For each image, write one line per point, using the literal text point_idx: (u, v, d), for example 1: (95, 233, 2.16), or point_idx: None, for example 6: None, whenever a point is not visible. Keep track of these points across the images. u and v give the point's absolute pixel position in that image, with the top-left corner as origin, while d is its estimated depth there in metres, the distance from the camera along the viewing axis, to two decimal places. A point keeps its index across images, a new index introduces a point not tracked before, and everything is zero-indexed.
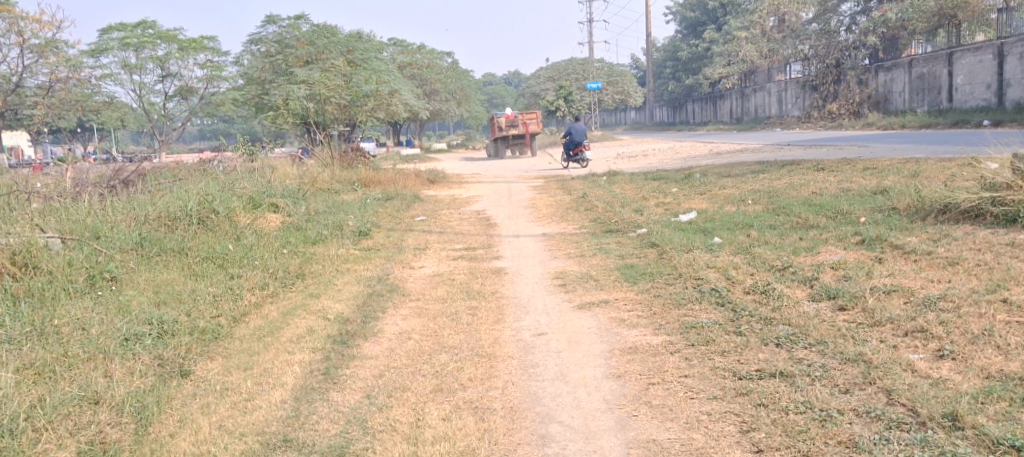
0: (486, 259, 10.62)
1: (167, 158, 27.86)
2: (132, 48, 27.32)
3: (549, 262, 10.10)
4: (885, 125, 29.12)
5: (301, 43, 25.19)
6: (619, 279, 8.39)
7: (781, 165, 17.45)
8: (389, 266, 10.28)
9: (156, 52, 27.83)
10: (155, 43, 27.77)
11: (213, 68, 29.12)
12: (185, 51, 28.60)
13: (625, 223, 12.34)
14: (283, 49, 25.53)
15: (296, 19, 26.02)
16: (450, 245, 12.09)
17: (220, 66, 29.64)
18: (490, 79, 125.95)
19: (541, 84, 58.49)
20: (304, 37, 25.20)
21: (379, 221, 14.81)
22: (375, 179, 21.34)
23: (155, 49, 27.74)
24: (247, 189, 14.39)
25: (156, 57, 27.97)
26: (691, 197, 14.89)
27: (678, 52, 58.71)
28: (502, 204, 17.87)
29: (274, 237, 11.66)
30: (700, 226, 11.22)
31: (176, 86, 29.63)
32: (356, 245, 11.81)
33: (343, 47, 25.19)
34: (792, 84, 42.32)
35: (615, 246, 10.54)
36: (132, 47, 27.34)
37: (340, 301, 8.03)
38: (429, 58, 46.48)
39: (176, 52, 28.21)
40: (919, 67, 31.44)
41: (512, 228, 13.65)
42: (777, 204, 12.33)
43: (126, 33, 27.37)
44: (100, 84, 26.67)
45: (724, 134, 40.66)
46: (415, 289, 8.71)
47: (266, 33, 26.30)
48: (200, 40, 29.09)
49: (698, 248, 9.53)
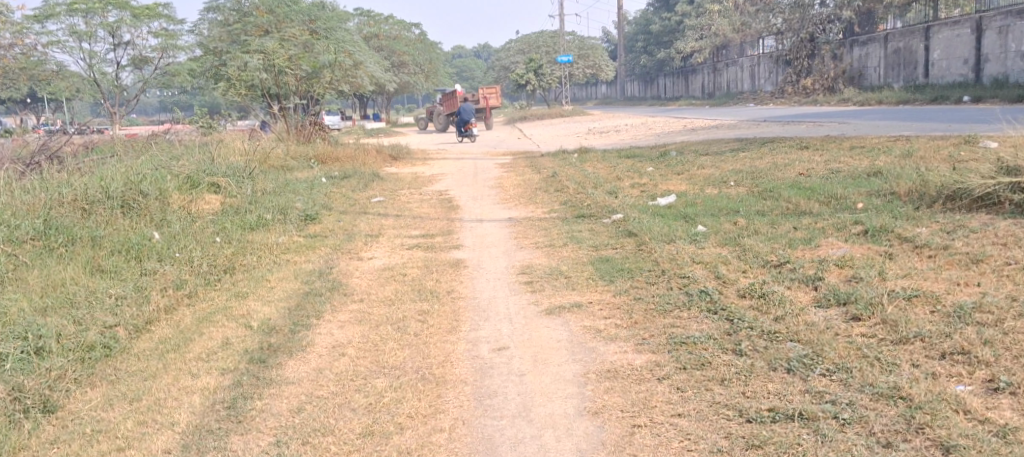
0: (444, 250, 9.53)
1: (118, 131, 26.44)
2: (82, 14, 25.78)
3: (514, 253, 9.03)
4: (861, 100, 28.22)
5: (260, 12, 23.16)
6: (593, 276, 7.34)
7: (761, 143, 16.47)
8: (332, 256, 9.18)
9: (106, 18, 26.18)
10: (107, 10, 26.13)
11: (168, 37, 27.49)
12: (138, 18, 27.00)
13: (598, 207, 11.31)
14: (242, 18, 23.82)
15: None
16: (405, 232, 10.99)
17: (176, 35, 28.04)
18: (460, 53, 124.11)
19: (511, 57, 57.15)
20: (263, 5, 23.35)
21: (331, 202, 13.66)
22: (334, 156, 20.10)
23: (106, 17, 26.20)
24: (187, 167, 13.18)
25: (107, 25, 26.33)
26: (668, 178, 13.90)
27: (651, 25, 57.55)
28: (467, 183, 16.80)
29: (208, 222, 10.51)
30: (680, 212, 10.21)
31: (129, 55, 27.98)
32: (299, 232, 10.66)
33: (307, 17, 23.33)
34: (766, 58, 41.42)
35: (589, 234, 9.51)
36: (82, 13, 25.79)
37: (270, 303, 6.96)
38: (396, 29, 45.04)
39: (128, 19, 26.55)
40: (895, 41, 30.62)
41: (474, 212, 12.55)
42: (764, 187, 11.32)
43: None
44: (47, 53, 25.08)
45: (697, 109, 39.64)
46: (359, 287, 7.61)
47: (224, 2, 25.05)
48: (154, 7, 27.43)
49: (680, 239, 8.49)
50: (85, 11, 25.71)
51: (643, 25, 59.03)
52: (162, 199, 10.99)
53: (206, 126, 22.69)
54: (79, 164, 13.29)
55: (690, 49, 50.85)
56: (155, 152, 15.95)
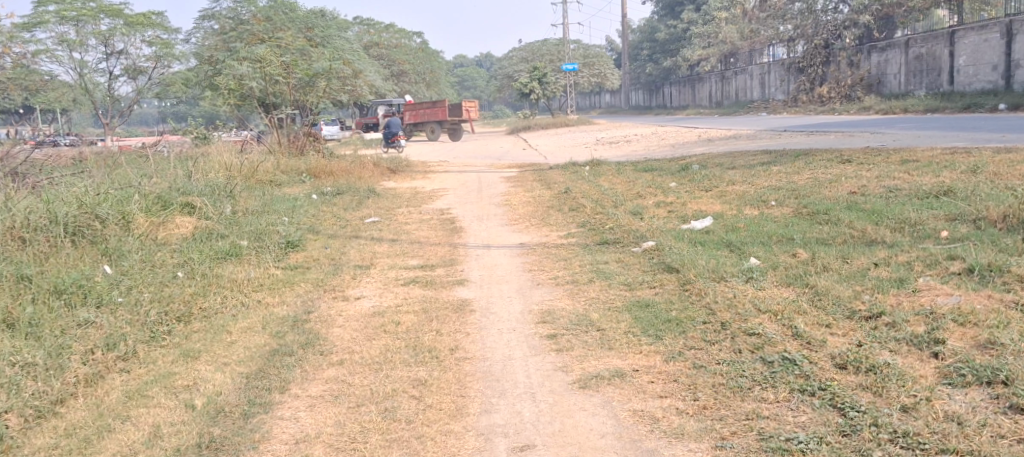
0: (445, 287, 8.03)
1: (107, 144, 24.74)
2: (73, 23, 24.26)
3: (528, 292, 7.55)
4: (884, 108, 26.65)
5: (256, 19, 22.14)
6: (632, 329, 5.87)
7: (793, 156, 14.92)
8: (311, 296, 7.68)
9: (98, 27, 24.62)
10: (98, 18, 24.55)
11: (163, 45, 25.95)
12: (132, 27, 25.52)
13: (623, 231, 9.84)
14: (238, 26, 22.84)
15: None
16: (400, 262, 9.46)
17: (171, 44, 26.32)
18: (462, 62, 122.48)
19: (514, 65, 55.67)
20: (259, 12, 22.32)
21: (321, 223, 12.21)
22: (327, 169, 18.46)
23: (98, 25, 24.70)
24: (160, 185, 11.70)
25: (99, 33, 24.75)
26: (695, 195, 12.44)
27: (656, 32, 56.05)
28: (472, 200, 15.40)
29: (172, 251, 9.05)
30: (723, 239, 8.73)
31: (121, 65, 26.37)
32: (278, 263, 9.16)
33: (303, 24, 22.33)
34: (777, 66, 39.87)
35: (619, 267, 8.04)
36: (73, 22, 24.26)
37: (224, 370, 5.55)
38: (397, 38, 43.57)
39: (122, 27, 25.00)
40: (916, 47, 28.95)
41: (477, 237, 11.02)
42: (814, 208, 9.79)
43: (64, 6, 24.07)
44: (37, 63, 23.19)
45: (708, 118, 38.09)
46: (340, 342, 6.10)
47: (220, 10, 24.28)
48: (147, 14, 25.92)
49: (732, 277, 7.00)
50: (76, 20, 24.20)
51: (649, 33, 57.66)
52: (123, 223, 9.56)
53: (199, 136, 21.55)
54: (42, 181, 11.77)
55: (697, 57, 49.42)
56: (134, 168, 14.47)
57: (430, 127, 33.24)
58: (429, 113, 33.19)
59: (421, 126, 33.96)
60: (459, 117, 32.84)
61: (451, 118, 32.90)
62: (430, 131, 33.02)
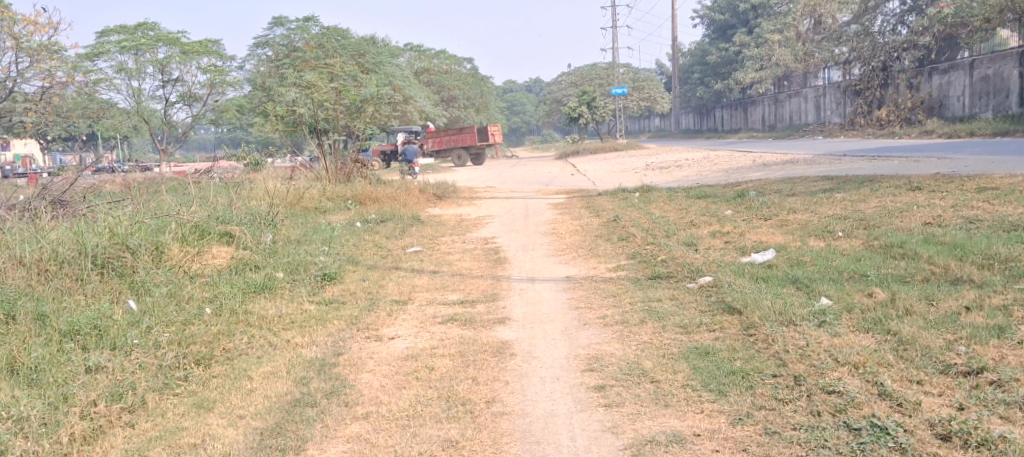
0: (485, 326, 7.42)
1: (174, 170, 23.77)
2: (131, 51, 23.83)
3: (575, 333, 6.93)
4: (949, 131, 25.55)
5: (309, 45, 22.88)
6: (691, 382, 5.23)
7: (857, 182, 14.11)
8: (342, 335, 7.11)
9: (155, 55, 24.07)
10: (156, 47, 24.03)
11: (217, 73, 25.25)
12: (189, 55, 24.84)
13: (678, 264, 9.17)
14: (291, 54, 23.45)
15: (304, 21, 24.37)
16: (439, 297, 8.91)
17: (226, 71, 25.67)
18: (510, 88, 122.16)
19: (563, 89, 55.15)
20: (312, 39, 23.22)
21: (360, 254, 11.73)
22: (373, 195, 18.02)
23: (154, 53, 24.10)
24: (199, 213, 11.31)
25: (156, 61, 24.19)
26: (754, 225, 11.71)
27: (707, 55, 55.17)
28: (518, 228, 14.85)
29: (203, 284, 8.57)
30: (789, 275, 8.05)
31: (177, 92, 25.46)
32: (311, 297, 8.62)
33: (354, 51, 22.59)
34: (833, 88, 38.76)
35: (675, 306, 7.35)
36: (131, 50, 23.82)
37: (238, 425, 5.05)
38: (447, 63, 43.28)
39: (178, 55, 24.30)
40: (982, 68, 27.78)
41: (522, 269, 10.42)
42: (887, 240, 9.03)
43: (124, 35, 23.90)
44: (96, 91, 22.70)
45: (761, 142, 37.11)
46: (367, 391, 5.50)
47: (273, 36, 24.73)
48: (203, 41, 25.13)
49: (802, 321, 6.33)
50: (134, 48, 23.75)
51: (699, 56, 56.77)
52: (158, 254, 9.11)
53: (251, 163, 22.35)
54: (84, 209, 11.37)
55: (750, 80, 48.45)
56: (178, 195, 14.16)
57: (456, 154, 32.86)
58: (456, 139, 32.73)
59: (444, 153, 33.39)
60: (487, 141, 32.47)
61: (478, 144, 32.53)
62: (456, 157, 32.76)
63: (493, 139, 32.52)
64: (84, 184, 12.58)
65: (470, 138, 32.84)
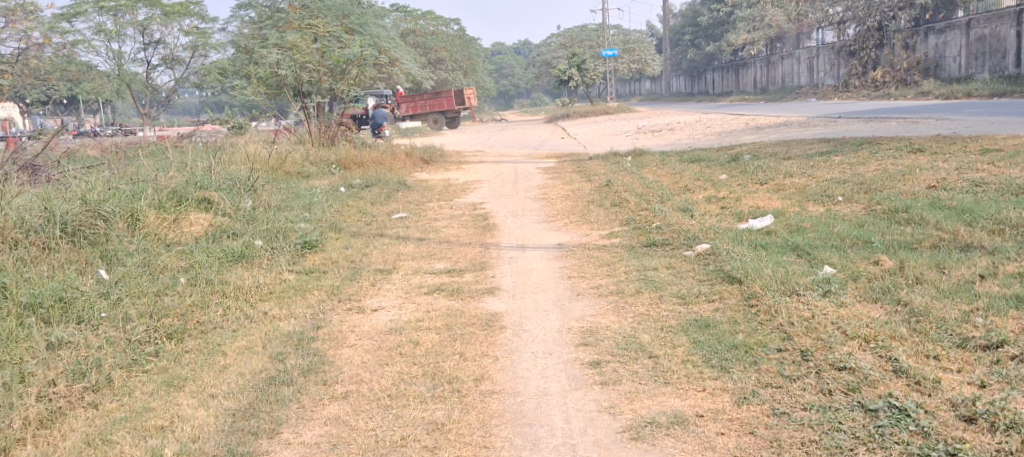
0: (473, 297, 7.11)
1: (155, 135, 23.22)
2: (110, 12, 23.14)
3: (567, 305, 6.65)
4: (944, 93, 25.22)
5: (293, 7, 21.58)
6: (691, 358, 4.93)
7: (855, 145, 13.80)
8: (322, 307, 6.80)
9: (135, 17, 23.41)
10: (135, 8, 23.32)
11: (199, 34, 24.53)
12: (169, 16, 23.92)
13: (673, 231, 8.87)
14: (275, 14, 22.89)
15: None
16: (425, 266, 8.58)
17: (208, 32, 24.96)
18: (498, 50, 121.00)
19: (553, 52, 54.49)
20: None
21: (345, 221, 11.38)
22: (358, 160, 17.63)
23: (134, 14, 23.43)
24: (176, 178, 10.92)
25: (136, 23, 23.53)
26: (750, 190, 11.40)
27: (699, 17, 54.54)
28: (508, 193, 14.52)
29: (178, 254, 8.17)
30: (790, 242, 7.76)
31: (159, 54, 24.84)
32: (292, 267, 8.27)
33: (339, 12, 21.26)
34: (826, 50, 38.30)
35: (670, 277, 7.05)
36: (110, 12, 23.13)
37: (208, 405, 4.74)
38: (435, 25, 42.58)
39: (159, 16, 23.61)
40: (979, 28, 27.41)
41: (512, 236, 10.09)
42: (890, 205, 8.71)
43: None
44: (74, 54, 22.06)
45: (753, 105, 36.74)
46: (348, 368, 5.17)
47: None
48: (185, 2, 24.29)
49: (806, 291, 6.03)
50: (113, 9, 23.06)
51: (690, 18, 56.12)
52: (132, 221, 8.69)
53: (235, 127, 22.65)
54: (56, 173, 10.93)
55: (742, 42, 47.96)
56: (157, 159, 13.75)
57: (433, 117, 32.90)
58: (433, 103, 32.73)
59: (419, 117, 33.36)
60: (465, 104, 32.72)
61: (456, 107, 32.65)
62: (434, 121, 32.84)
63: (471, 103, 32.73)
64: (57, 148, 12.11)
65: (447, 103, 32.90)
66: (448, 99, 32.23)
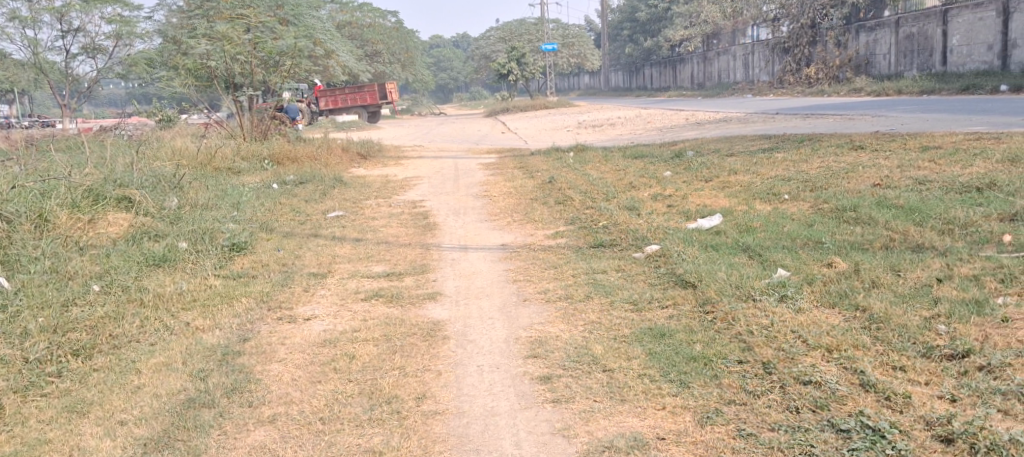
0: (414, 304, 6.77)
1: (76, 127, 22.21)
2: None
3: (514, 312, 6.33)
4: (876, 89, 25.43)
5: None
6: (648, 371, 4.74)
7: (796, 141, 13.71)
8: (250, 317, 6.44)
9: (53, 3, 22.34)
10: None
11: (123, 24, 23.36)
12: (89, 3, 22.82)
13: (620, 232, 8.60)
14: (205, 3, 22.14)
15: None
16: (363, 269, 8.22)
17: (133, 21, 23.87)
18: (437, 44, 120.00)
19: (492, 46, 54.09)
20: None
21: (277, 220, 10.89)
22: (292, 155, 17.07)
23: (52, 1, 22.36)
24: (93, 175, 10.33)
25: (54, 10, 22.45)
26: (695, 188, 11.20)
27: (637, 13, 54.59)
28: (447, 190, 14.14)
29: (92, 261, 7.64)
30: (741, 243, 7.52)
31: (79, 43, 23.95)
32: (216, 271, 7.95)
33: (270, 1, 20.62)
34: (761, 46, 38.58)
35: (621, 282, 6.76)
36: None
37: (116, 435, 4.45)
38: (372, 17, 41.84)
39: (77, 3, 22.45)
40: (907, 26, 27.58)
41: (453, 237, 9.73)
42: (837, 203, 8.53)
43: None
44: None
45: (691, 101, 36.84)
46: (276, 387, 4.83)
47: None
48: None
49: (762, 297, 5.78)
50: None
51: (628, 13, 56.14)
52: (39, 224, 8.14)
53: (165, 118, 22.15)
54: None
55: (679, 37, 48.11)
56: (75, 154, 13.06)
57: (355, 111, 33.12)
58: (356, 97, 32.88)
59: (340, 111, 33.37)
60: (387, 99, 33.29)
61: (380, 102, 33.07)
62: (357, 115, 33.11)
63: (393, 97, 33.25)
64: None
65: (369, 97, 33.17)
66: (371, 94, 32.63)
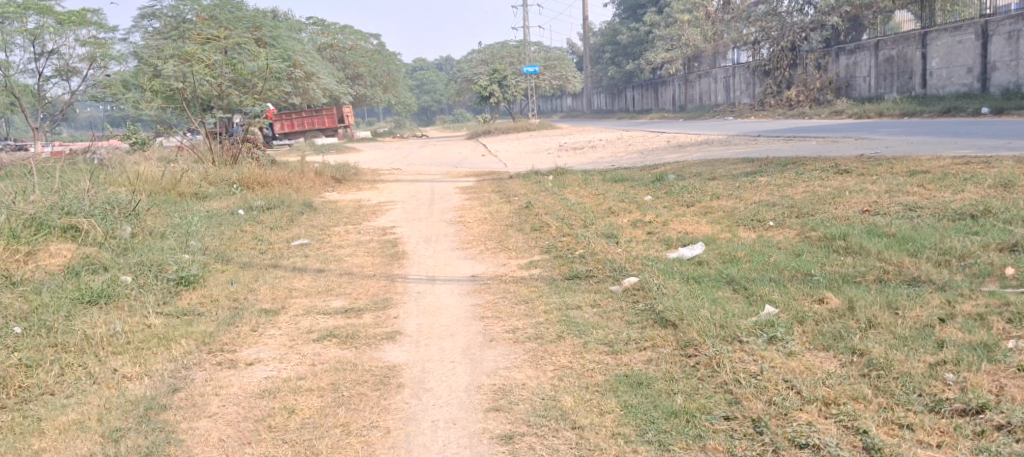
0: (370, 345, 6.23)
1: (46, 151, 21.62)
2: None
3: (477, 355, 5.77)
4: (857, 111, 25.06)
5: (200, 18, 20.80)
6: (623, 430, 4.34)
7: (780, 165, 13.24)
8: (185, 364, 6.01)
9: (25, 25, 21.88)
10: (24, 15, 20.96)
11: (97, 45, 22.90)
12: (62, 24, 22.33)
13: (597, 263, 8.09)
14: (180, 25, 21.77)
15: None
16: (320, 305, 7.68)
17: (108, 43, 22.74)
18: (422, 66, 119.92)
19: (474, 68, 53.78)
20: (204, 11, 21.60)
21: (239, 249, 10.37)
22: (261, 179, 16.44)
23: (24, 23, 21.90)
24: (40, 204, 9.76)
25: None
26: (677, 214, 10.73)
27: (618, 36, 54.32)
28: (420, 216, 13.62)
29: (13, 310, 7.12)
30: (726, 275, 6.95)
31: (52, 65, 22.56)
32: (159, 309, 7.55)
33: (248, 24, 20.50)
34: (743, 69, 38.27)
35: (595, 321, 6.18)
36: None
37: None
38: (353, 39, 41.56)
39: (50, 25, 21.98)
40: (887, 49, 27.17)
41: (421, 267, 9.18)
42: (825, 231, 8.01)
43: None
44: None
45: (674, 123, 36.46)
46: (200, 449, 4.67)
47: (160, 8, 22.84)
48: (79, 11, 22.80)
49: (749, 338, 5.22)
50: None
51: (610, 36, 55.87)
52: None
53: (138, 142, 21.57)
54: None
55: (660, 60, 47.78)
56: (32, 178, 12.60)
57: (313, 134, 33.02)
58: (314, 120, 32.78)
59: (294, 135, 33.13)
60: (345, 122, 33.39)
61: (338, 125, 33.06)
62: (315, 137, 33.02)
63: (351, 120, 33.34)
64: None
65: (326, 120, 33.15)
66: (331, 118, 32.55)
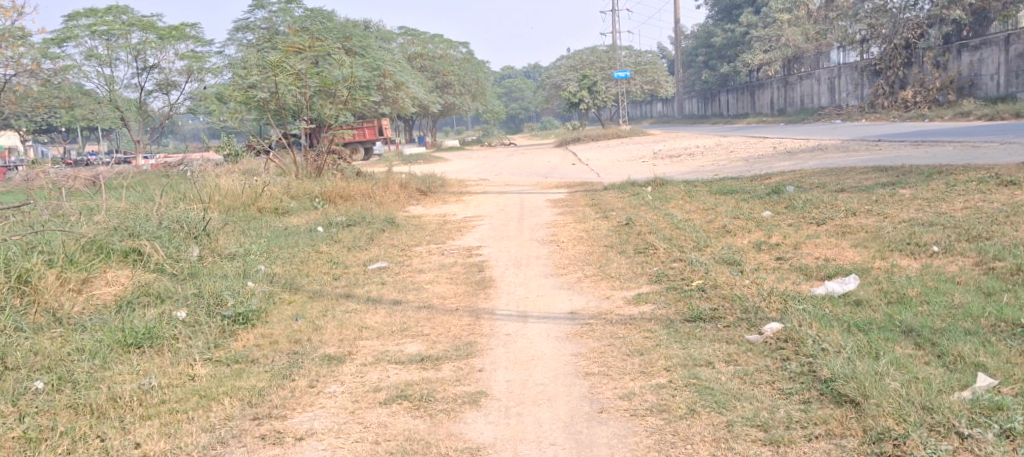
0: (448, 414, 4.94)
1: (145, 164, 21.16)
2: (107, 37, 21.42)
3: (588, 437, 4.51)
4: (988, 113, 22.78)
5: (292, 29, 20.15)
6: None
7: (923, 175, 11.50)
8: (225, 436, 4.92)
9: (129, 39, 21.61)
10: (129, 31, 20.52)
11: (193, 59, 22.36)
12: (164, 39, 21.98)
13: (722, 300, 6.60)
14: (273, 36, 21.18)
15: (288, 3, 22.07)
16: (391, 350, 6.40)
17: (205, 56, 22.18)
18: (510, 74, 119.08)
19: (564, 75, 52.35)
20: (295, 23, 21.14)
21: (311, 274, 9.26)
22: (344, 193, 15.44)
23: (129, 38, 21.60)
24: (102, 223, 8.67)
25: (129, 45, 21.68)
26: (811, 233, 9.20)
27: (711, 38, 52.21)
28: (509, 233, 12.39)
29: (46, 358, 6.04)
30: (901, 322, 5.42)
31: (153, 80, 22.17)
32: (208, 354, 6.41)
33: (338, 34, 19.76)
34: (850, 69, 35.92)
35: (737, 388, 4.78)
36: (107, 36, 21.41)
37: None
38: (444, 47, 40.62)
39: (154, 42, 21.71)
40: (1019, 43, 24.79)
41: (510, 299, 7.85)
42: (1015, 262, 6.38)
43: (95, 19, 20.18)
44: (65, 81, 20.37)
45: (775, 127, 34.47)
46: None
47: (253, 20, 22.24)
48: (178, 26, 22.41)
49: (973, 430, 4.12)
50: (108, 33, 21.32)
51: (703, 38, 53.77)
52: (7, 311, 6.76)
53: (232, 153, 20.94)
54: None
55: (757, 62, 45.54)
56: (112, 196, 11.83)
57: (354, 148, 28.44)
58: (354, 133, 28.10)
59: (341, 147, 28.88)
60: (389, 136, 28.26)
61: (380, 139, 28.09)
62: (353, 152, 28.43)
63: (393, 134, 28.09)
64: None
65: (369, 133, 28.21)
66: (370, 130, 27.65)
